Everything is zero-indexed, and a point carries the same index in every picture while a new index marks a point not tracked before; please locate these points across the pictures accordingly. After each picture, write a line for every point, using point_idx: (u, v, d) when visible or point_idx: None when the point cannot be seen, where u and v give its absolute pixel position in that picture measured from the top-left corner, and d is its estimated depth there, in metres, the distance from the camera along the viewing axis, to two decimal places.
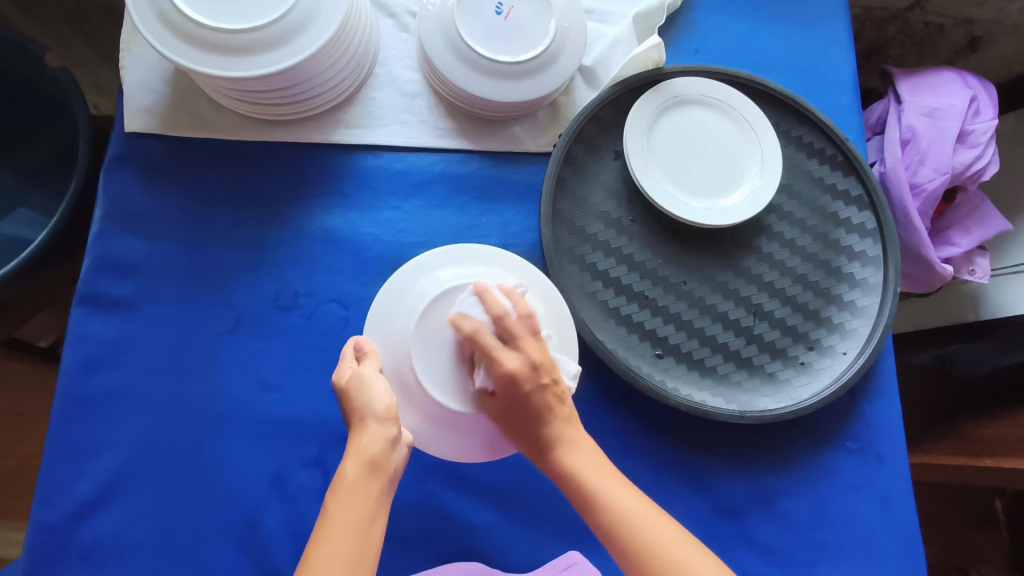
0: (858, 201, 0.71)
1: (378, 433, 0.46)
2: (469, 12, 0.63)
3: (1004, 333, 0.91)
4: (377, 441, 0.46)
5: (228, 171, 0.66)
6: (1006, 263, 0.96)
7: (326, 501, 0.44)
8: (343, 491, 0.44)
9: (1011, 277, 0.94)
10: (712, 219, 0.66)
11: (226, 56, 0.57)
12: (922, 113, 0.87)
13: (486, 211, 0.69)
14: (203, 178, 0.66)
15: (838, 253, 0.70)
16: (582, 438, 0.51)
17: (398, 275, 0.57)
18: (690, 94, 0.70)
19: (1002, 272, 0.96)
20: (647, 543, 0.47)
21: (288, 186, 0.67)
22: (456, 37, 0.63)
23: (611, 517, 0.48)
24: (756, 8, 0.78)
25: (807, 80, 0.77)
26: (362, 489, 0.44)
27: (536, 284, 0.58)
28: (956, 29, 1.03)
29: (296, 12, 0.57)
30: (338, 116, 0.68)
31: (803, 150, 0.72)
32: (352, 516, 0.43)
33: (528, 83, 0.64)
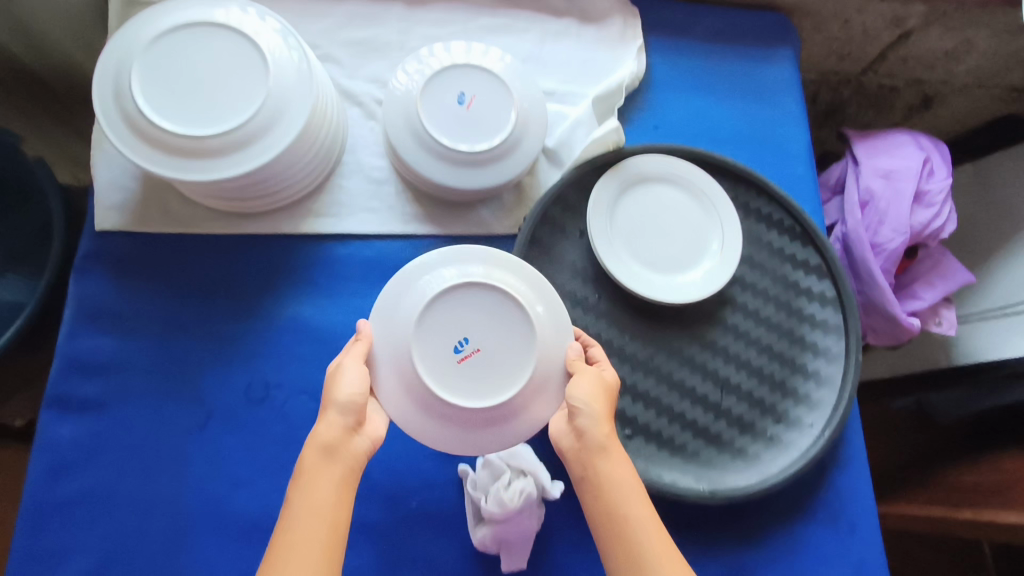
0: (818, 269, 0.73)
1: (336, 422, 0.50)
2: (431, 102, 0.66)
3: (977, 378, 0.94)
4: (337, 430, 0.50)
5: (195, 264, 0.67)
6: (975, 309, 1.01)
7: (289, 492, 0.48)
8: (309, 479, 0.48)
9: (980, 323, 0.99)
10: (674, 296, 0.68)
11: (172, 155, 0.58)
12: (879, 174, 0.91)
13: None
14: (170, 273, 0.66)
15: (800, 321, 0.71)
16: (615, 474, 0.52)
17: (508, 432, 0.54)
18: (650, 173, 0.73)
19: (973, 316, 1.00)
20: (628, 541, 0.50)
21: (257, 277, 0.67)
22: (421, 128, 0.66)
23: (609, 509, 0.51)
24: (710, 82, 0.81)
25: (764, 151, 0.79)
26: (322, 472, 0.49)
27: (410, 407, 0.54)
28: (908, 89, 1.07)
29: (266, 110, 0.59)
30: (307, 205, 0.69)
31: (762, 221, 0.75)
32: (312, 504, 0.47)
33: (484, 173, 0.66)
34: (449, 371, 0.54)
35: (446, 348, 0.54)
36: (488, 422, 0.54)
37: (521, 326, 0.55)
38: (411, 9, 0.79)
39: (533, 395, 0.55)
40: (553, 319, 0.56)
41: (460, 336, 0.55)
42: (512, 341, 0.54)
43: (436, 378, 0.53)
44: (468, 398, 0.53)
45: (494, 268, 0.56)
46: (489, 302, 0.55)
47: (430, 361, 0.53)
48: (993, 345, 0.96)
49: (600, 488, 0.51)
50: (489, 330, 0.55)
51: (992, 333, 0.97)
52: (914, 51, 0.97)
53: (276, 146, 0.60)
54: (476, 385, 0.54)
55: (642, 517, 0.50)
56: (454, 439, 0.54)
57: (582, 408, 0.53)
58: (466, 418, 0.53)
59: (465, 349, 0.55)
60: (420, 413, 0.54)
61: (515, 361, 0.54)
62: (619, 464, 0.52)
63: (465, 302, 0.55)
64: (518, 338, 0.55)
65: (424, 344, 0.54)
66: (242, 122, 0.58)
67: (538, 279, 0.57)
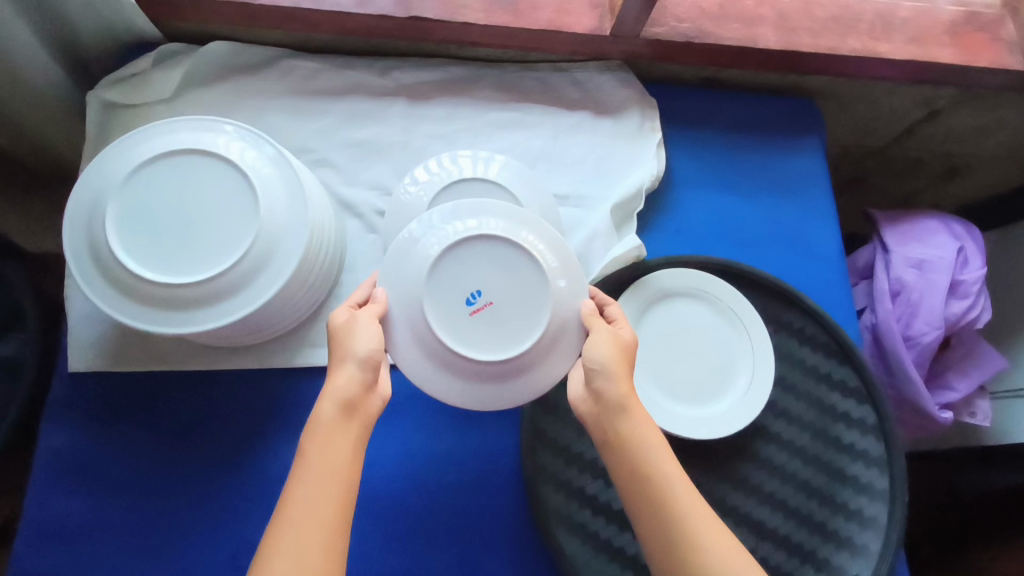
0: (857, 392, 0.68)
1: (353, 378, 0.48)
2: None
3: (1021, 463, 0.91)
4: (352, 389, 0.47)
5: (180, 409, 0.61)
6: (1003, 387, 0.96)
7: (302, 443, 0.45)
8: (321, 445, 0.45)
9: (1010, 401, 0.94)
10: (702, 432, 0.63)
11: (151, 306, 0.53)
12: (910, 264, 0.86)
13: (461, 435, 0.65)
14: (153, 418, 0.61)
15: (839, 452, 0.66)
16: (642, 433, 0.48)
17: (519, 381, 0.52)
18: (674, 288, 0.68)
19: (1001, 395, 0.96)
20: (664, 501, 0.46)
21: (246, 420, 0.62)
22: None
23: (628, 452, 0.48)
24: (734, 178, 0.76)
25: (794, 254, 0.73)
26: (335, 430, 0.46)
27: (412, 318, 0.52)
28: (934, 160, 1.02)
29: (254, 251, 0.53)
30: (303, 334, 0.63)
31: (794, 336, 0.69)
32: (329, 462, 0.44)
33: None
34: (460, 311, 0.52)
35: (456, 277, 0.52)
36: (498, 375, 0.52)
37: (537, 289, 0.52)
38: (414, 104, 0.73)
39: (545, 352, 0.52)
40: (571, 286, 0.54)
41: (473, 287, 0.52)
42: (526, 292, 0.52)
43: (446, 317, 0.51)
44: (477, 342, 0.51)
45: (513, 223, 0.53)
46: (501, 251, 0.52)
47: (442, 315, 0.51)
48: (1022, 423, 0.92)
49: (625, 449, 0.48)
50: (502, 279, 0.52)
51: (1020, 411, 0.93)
52: (943, 128, 0.92)
53: (230, 316, 0.53)
54: (488, 341, 0.51)
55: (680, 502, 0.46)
56: (463, 390, 0.52)
57: (601, 364, 0.50)
58: (475, 371, 0.51)
59: (477, 299, 0.52)
60: (428, 319, 0.51)
61: (529, 316, 0.52)
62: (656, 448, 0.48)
63: (480, 259, 0.52)
64: (531, 283, 0.52)
65: (436, 295, 0.52)
66: (227, 268, 0.52)
67: (560, 245, 0.54)
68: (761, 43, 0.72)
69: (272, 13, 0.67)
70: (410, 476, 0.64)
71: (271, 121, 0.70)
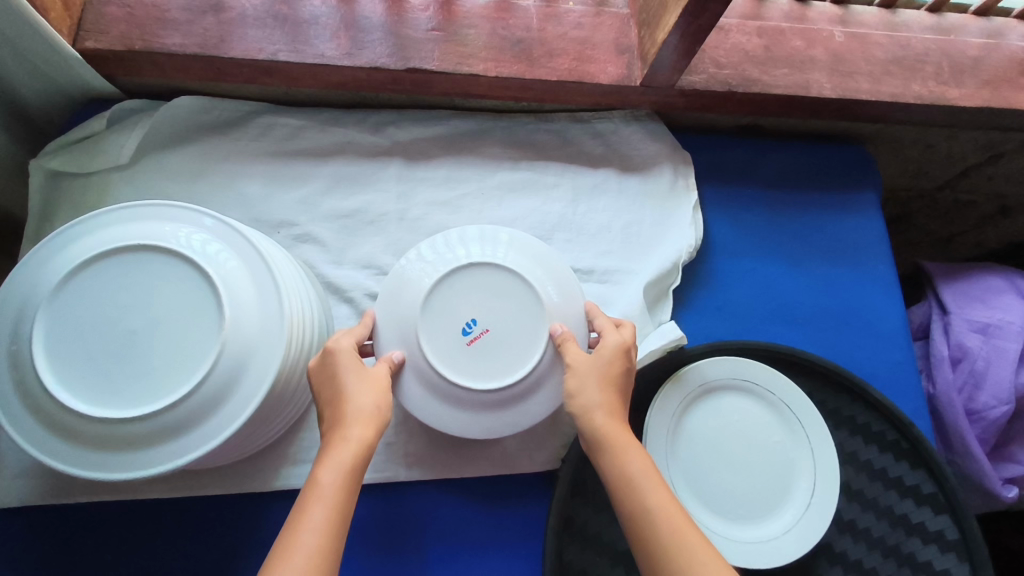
0: (932, 499, 0.58)
1: (363, 411, 0.44)
2: (436, 316, 0.51)
3: None
4: (358, 424, 0.43)
5: (131, 547, 0.51)
6: None
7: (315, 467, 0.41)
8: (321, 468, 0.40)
9: None
10: (759, 559, 0.53)
11: (89, 446, 0.43)
12: (974, 328, 0.76)
13: (470, 568, 0.52)
14: (97, 560, 0.50)
15: (916, 574, 0.55)
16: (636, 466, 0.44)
17: (524, 414, 0.51)
18: (718, 379, 0.58)
19: None
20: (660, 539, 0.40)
21: (209, 560, 0.51)
22: (420, 353, 0.50)
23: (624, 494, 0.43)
24: (781, 245, 0.66)
25: (850, 331, 0.64)
26: (339, 459, 0.41)
27: (412, 354, 0.50)
28: (987, 203, 0.92)
29: (218, 374, 0.43)
30: (281, 450, 0.53)
31: (857, 433, 0.59)
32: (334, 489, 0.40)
33: (507, 409, 0.50)
34: (459, 345, 0.50)
35: (452, 310, 0.51)
36: (501, 404, 0.50)
37: (534, 314, 0.52)
38: (411, 165, 0.63)
39: (550, 375, 0.51)
40: (567, 304, 0.53)
41: (468, 317, 0.51)
42: (524, 319, 0.52)
43: (445, 352, 0.50)
44: (479, 375, 0.50)
45: (519, 256, 0.54)
46: (495, 281, 0.52)
47: (441, 347, 0.50)
48: None
49: (617, 486, 0.44)
50: (498, 307, 0.52)
51: None
52: (1003, 170, 0.83)
53: (163, 466, 0.43)
54: (488, 370, 0.50)
55: (654, 510, 0.42)
56: (469, 424, 0.50)
57: (588, 392, 0.48)
58: (478, 401, 0.50)
59: (473, 330, 0.51)
60: (427, 355, 0.50)
61: (528, 340, 0.51)
62: (627, 458, 0.45)
63: (472, 291, 0.52)
64: (527, 310, 0.52)
65: (432, 328, 0.51)
66: (184, 397, 0.42)
67: (554, 267, 0.55)
68: (813, 91, 0.63)
69: (248, 67, 0.58)
70: None
71: (246, 190, 0.60)
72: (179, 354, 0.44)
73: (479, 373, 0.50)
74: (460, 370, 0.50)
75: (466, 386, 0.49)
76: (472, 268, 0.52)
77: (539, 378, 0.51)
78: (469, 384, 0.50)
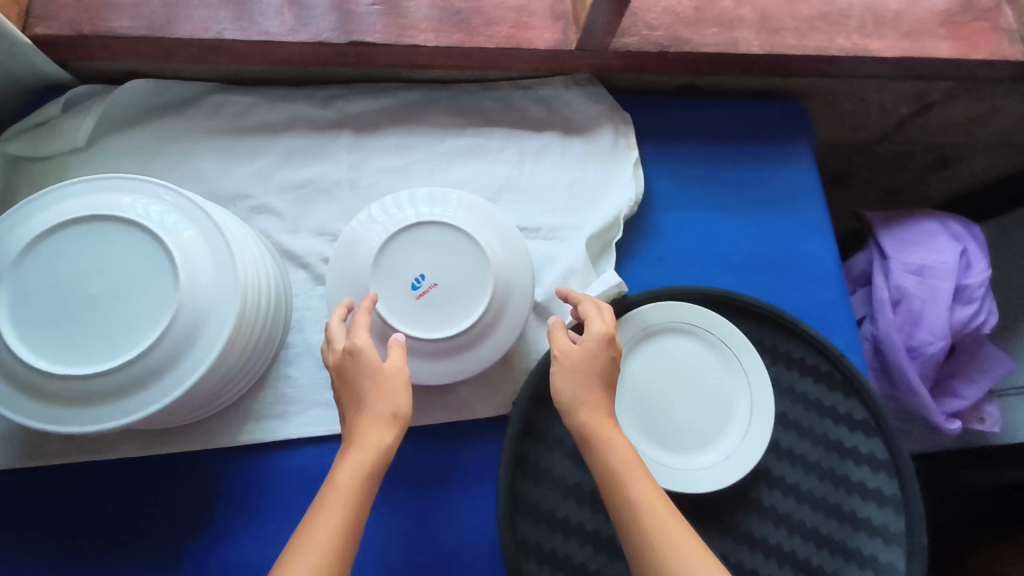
0: (864, 424, 0.62)
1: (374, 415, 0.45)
2: (386, 273, 0.54)
3: None
4: (376, 432, 0.45)
5: (107, 505, 0.54)
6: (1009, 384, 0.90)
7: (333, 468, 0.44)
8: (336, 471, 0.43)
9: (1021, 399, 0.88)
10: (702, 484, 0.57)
11: (57, 402, 0.45)
12: (910, 271, 0.80)
13: (429, 508, 0.56)
14: (76, 519, 0.53)
15: (849, 492, 0.60)
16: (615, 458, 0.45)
17: (472, 361, 0.54)
18: (660, 324, 0.61)
19: (1009, 392, 0.90)
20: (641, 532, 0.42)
21: (182, 514, 0.54)
22: (371, 309, 0.53)
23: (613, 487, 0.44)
24: (719, 197, 0.70)
25: (785, 276, 0.68)
26: (350, 463, 0.43)
27: (364, 310, 0.53)
28: (925, 154, 0.97)
29: (176, 330, 0.46)
30: (244, 407, 0.56)
31: (794, 368, 0.63)
32: (343, 491, 0.42)
33: (456, 357, 0.54)
34: (408, 299, 0.53)
35: (401, 266, 0.54)
36: (449, 352, 0.54)
37: (479, 267, 0.54)
38: (361, 136, 0.66)
39: (494, 324, 0.54)
40: (511, 258, 0.56)
41: (417, 272, 0.54)
42: (469, 272, 0.54)
43: (394, 306, 0.53)
44: (428, 326, 0.53)
45: (463, 214, 0.57)
46: (442, 237, 0.55)
47: (391, 301, 0.53)
48: None
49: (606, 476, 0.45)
50: (445, 262, 0.54)
51: None
52: (934, 120, 0.87)
53: (128, 417, 0.45)
54: (436, 321, 0.53)
55: (632, 499, 0.43)
56: (420, 372, 0.54)
57: (567, 386, 0.48)
58: (428, 350, 0.53)
59: (422, 285, 0.54)
60: (378, 310, 0.53)
61: (473, 292, 0.54)
62: (612, 447, 0.46)
63: (421, 248, 0.54)
64: (472, 264, 0.55)
65: (382, 285, 0.53)
66: (144, 352, 0.45)
67: (498, 223, 0.58)
68: (742, 48, 0.66)
69: (195, 46, 0.60)
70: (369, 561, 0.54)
71: (201, 166, 0.63)
72: (139, 314, 0.46)
73: (427, 324, 0.53)
74: (409, 322, 0.53)
75: (415, 337, 0.53)
76: (419, 226, 0.55)
77: (484, 327, 0.54)
78: (418, 335, 0.53)
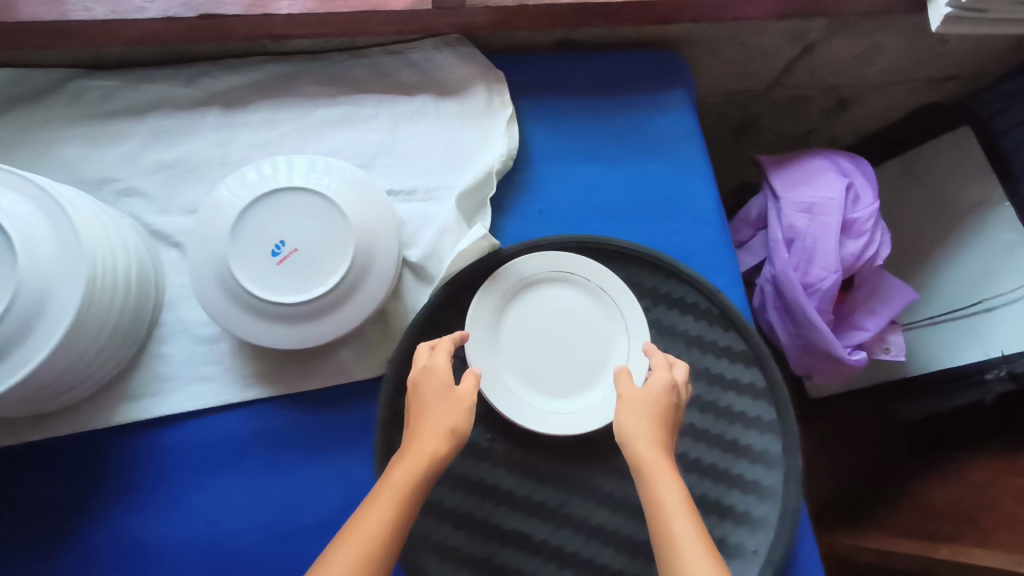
0: (743, 355, 0.63)
1: (435, 434, 0.47)
2: (245, 242, 0.54)
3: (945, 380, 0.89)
4: (433, 441, 0.46)
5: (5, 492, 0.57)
6: (922, 315, 0.94)
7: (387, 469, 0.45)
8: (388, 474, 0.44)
9: (931, 329, 0.92)
10: (581, 426, 0.57)
11: None
12: (801, 210, 0.82)
13: (314, 472, 0.57)
14: None
15: (730, 422, 0.61)
16: (669, 493, 0.44)
17: (339, 323, 0.55)
18: (536, 274, 0.62)
19: (920, 323, 0.94)
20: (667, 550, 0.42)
21: (74, 495, 0.57)
22: (231, 278, 0.53)
23: (650, 503, 0.44)
24: (597, 148, 0.71)
25: (666, 220, 0.69)
26: (406, 472, 0.44)
27: (224, 280, 0.53)
28: (822, 96, 0.98)
29: (20, 305, 0.46)
30: (121, 388, 0.57)
31: (674, 307, 0.65)
32: (392, 494, 0.43)
33: (321, 319, 0.54)
34: (269, 265, 0.53)
35: (261, 233, 0.54)
36: (314, 316, 0.54)
37: (340, 230, 0.55)
38: (229, 113, 0.66)
39: (358, 285, 0.55)
40: (375, 218, 0.57)
41: (277, 238, 0.54)
42: (330, 235, 0.54)
43: (255, 273, 0.53)
44: (290, 291, 0.53)
45: (323, 178, 0.56)
46: (302, 202, 0.55)
47: (250, 268, 0.53)
48: (939, 354, 0.91)
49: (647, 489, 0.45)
50: (306, 226, 0.54)
51: (939, 342, 0.91)
52: (821, 61, 0.88)
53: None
54: (298, 285, 0.53)
55: (668, 512, 0.43)
56: (287, 337, 0.54)
57: (629, 415, 0.49)
58: (292, 314, 0.54)
59: (282, 251, 0.54)
60: (237, 279, 0.53)
61: (334, 255, 0.54)
62: (664, 483, 0.45)
63: (282, 215, 0.54)
64: (332, 226, 0.55)
65: (241, 254, 0.53)
66: None
67: (360, 185, 0.57)
68: None
69: (40, 30, 0.59)
70: (257, 527, 0.56)
71: (65, 152, 0.62)
72: None
73: (289, 289, 0.53)
74: (270, 287, 0.53)
75: (276, 302, 0.53)
76: (279, 192, 0.55)
77: (348, 289, 0.54)
78: (279, 299, 0.53)
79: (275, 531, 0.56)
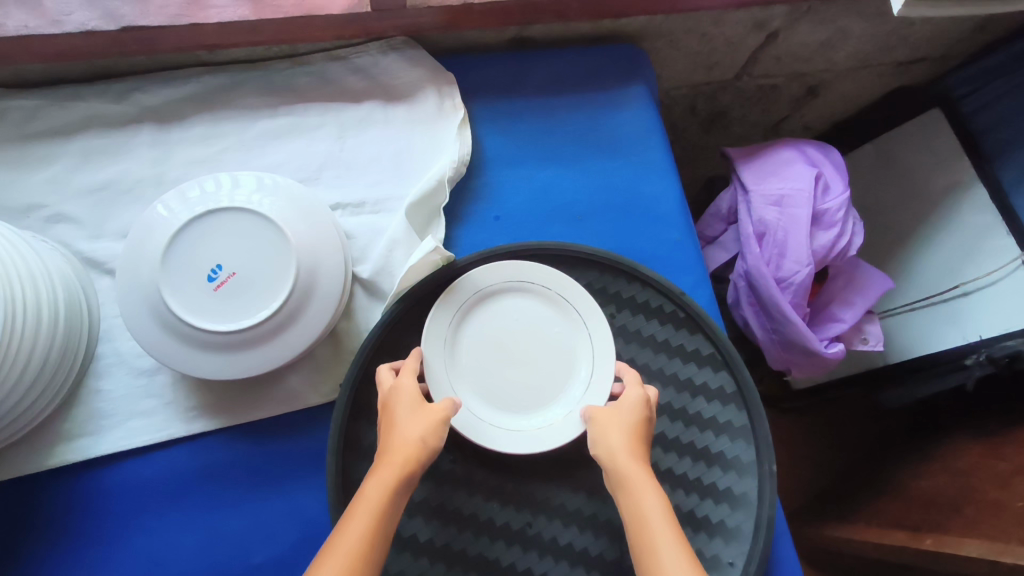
0: (712, 359, 0.61)
1: (409, 444, 0.46)
2: (177, 267, 0.50)
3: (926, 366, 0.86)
4: (409, 448, 0.45)
5: None
6: (899, 303, 0.92)
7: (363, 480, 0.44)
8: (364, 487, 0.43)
9: (910, 316, 0.90)
10: (543, 443, 0.54)
11: None
12: (770, 202, 0.80)
13: (264, 504, 0.55)
14: None
15: (701, 429, 0.59)
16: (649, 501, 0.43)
17: (282, 347, 0.52)
18: (493, 284, 0.59)
19: (899, 311, 0.92)
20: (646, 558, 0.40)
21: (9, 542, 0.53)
22: (163, 307, 0.50)
23: (631, 512, 0.43)
24: (555, 149, 0.68)
25: (628, 221, 0.67)
26: (380, 483, 0.43)
27: (156, 310, 0.50)
28: (791, 84, 0.96)
29: None
30: (57, 428, 0.54)
31: (639, 312, 0.62)
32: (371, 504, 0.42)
33: (262, 346, 0.51)
34: (204, 291, 0.50)
35: (195, 258, 0.51)
36: (255, 342, 0.51)
37: (279, 251, 0.52)
38: (165, 128, 0.62)
39: (301, 308, 0.52)
40: (317, 236, 0.54)
41: (213, 262, 0.51)
42: (269, 256, 0.52)
43: (189, 301, 0.50)
44: (227, 318, 0.50)
45: (261, 196, 0.53)
46: (238, 223, 0.52)
47: (184, 296, 0.50)
48: (919, 342, 0.89)
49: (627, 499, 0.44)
50: (243, 249, 0.51)
51: (918, 329, 0.90)
52: (786, 49, 0.86)
53: None
54: (236, 311, 0.50)
55: (649, 520, 0.42)
56: (227, 367, 0.51)
57: (605, 427, 0.49)
58: (230, 342, 0.50)
59: (218, 275, 0.51)
60: (168, 307, 0.49)
61: (274, 277, 0.51)
62: (643, 494, 0.44)
63: (217, 237, 0.51)
64: (271, 247, 0.52)
65: (173, 280, 0.50)
66: None
67: (301, 202, 0.54)
68: None
69: None
70: (206, 567, 0.53)
71: None
72: None
73: (227, 315, 0.50)
74: (206, 315, 0.50)
75: (213, 330, 0.50)
76: (212, 213, 0.52)
77: (290, 312, 0.51)
78: (217, 326, 0.50)
79: (224, 569, 0.53)
